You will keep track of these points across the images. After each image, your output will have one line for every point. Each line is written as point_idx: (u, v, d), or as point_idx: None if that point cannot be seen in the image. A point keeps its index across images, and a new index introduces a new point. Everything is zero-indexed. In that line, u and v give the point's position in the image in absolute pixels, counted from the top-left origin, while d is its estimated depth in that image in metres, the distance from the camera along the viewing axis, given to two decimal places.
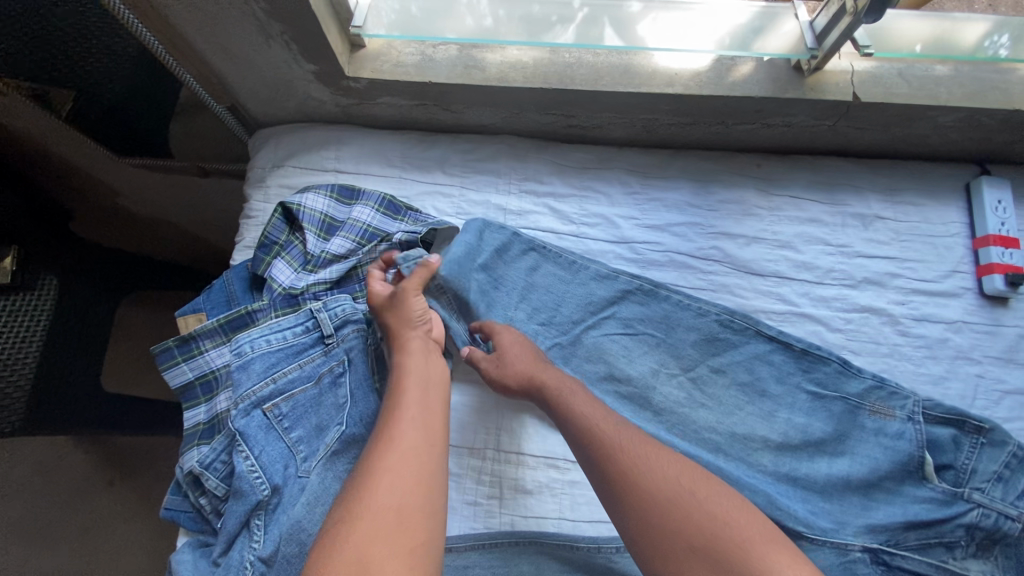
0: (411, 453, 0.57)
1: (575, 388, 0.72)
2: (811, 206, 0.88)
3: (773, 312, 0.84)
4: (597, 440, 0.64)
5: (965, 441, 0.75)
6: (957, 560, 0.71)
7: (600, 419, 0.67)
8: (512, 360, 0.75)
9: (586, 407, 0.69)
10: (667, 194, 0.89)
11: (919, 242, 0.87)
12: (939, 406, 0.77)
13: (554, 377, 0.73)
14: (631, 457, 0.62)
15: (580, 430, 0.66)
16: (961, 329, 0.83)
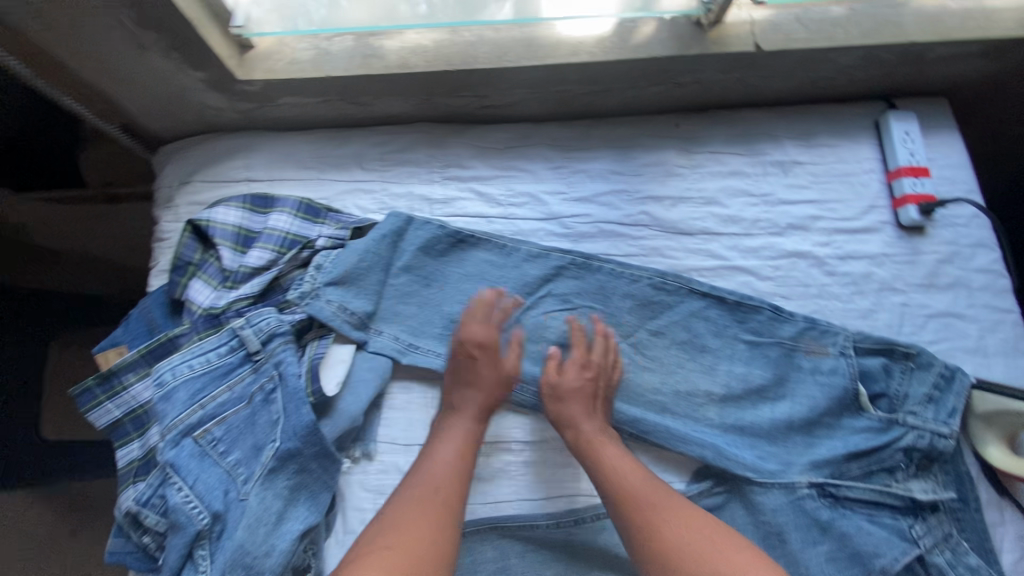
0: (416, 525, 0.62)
1: (608, 441, 0.73)
2: (732, 159, 0.90)
3: (705, 268, 0.85)
4: (624, 492, 0.68)
5: (896, 368, 0.78)
6: (899, 481, 0.75)
7: (632, 477, 0.69)
8: (566, 400, 0.75)
9: (617, 457, 0.71)
10: (590, 165, 0.89)
11: (836, 182, 0.89)
12: (867, 337, 0.80)
13: (589, 430, 0.73)
14: (659, 520, 0.65)
15: (608, 481, 0.69)
16: (883, 262, 0.86)
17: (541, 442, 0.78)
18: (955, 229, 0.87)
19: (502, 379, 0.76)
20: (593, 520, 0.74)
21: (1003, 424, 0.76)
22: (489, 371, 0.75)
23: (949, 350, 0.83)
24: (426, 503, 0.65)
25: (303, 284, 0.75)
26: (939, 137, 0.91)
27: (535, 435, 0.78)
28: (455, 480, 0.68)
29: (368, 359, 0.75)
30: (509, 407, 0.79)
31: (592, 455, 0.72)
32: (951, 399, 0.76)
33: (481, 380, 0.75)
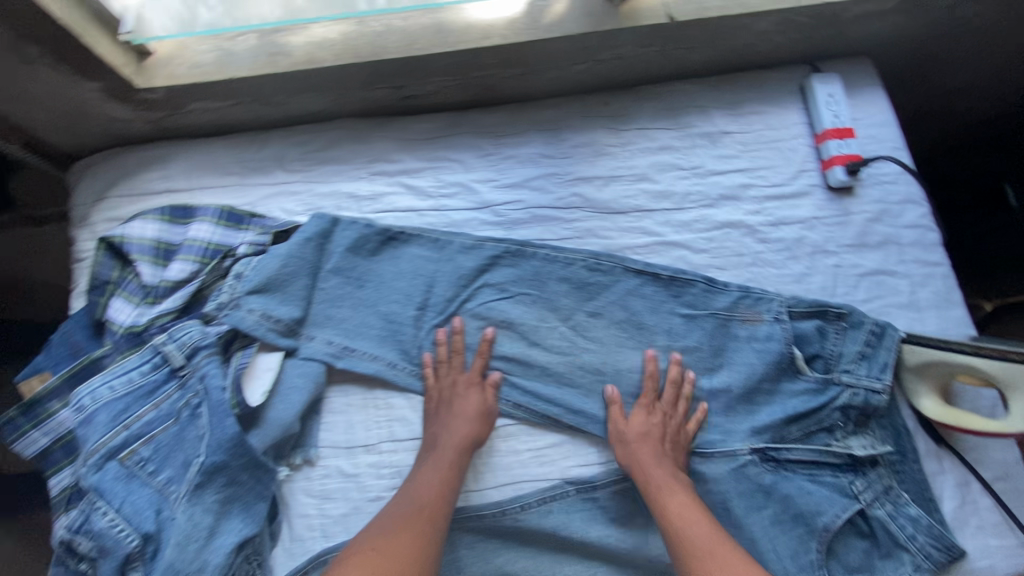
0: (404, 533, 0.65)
1: (674, 485, 0.71)
2: (660, 134, 0.90)
3: (639, 246, 0.85)
4: (687, 543, 0.66)
5: (830, 330, 0.79)
6: (838, 440, 0.77)
7: (697, 529, 0.67)
8: (632, 444, 0.75)
9: (686, 508, 0.69)
10: (519, 150, 0.88)
11: (765, 150, 0.90)
12: (800, 300, 0.81)
13: (655, 472, 0.72)
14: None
15: (673, 528, 0.68)
16: (814, 225, 0.86)
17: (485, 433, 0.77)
18: (883, 187, 0.88)
19: (481, 414, 0.75)
20: (540, 503, 0.75)
21: (936, 376, 0.77)
22: (466, 407, 0.75)
23: (882, 307, 0.84)
24: (406, 535, 0.65)
25: (223, 294, 0.74)
26: (865, 97, 0.92)
27: None
28: (442, 519, 0.68)
29: (298, 365, 0.74)
30: None
31: (659, 499, 0.70)
32: (883, 355, 0.77)
33: (457, 418, 0.74)
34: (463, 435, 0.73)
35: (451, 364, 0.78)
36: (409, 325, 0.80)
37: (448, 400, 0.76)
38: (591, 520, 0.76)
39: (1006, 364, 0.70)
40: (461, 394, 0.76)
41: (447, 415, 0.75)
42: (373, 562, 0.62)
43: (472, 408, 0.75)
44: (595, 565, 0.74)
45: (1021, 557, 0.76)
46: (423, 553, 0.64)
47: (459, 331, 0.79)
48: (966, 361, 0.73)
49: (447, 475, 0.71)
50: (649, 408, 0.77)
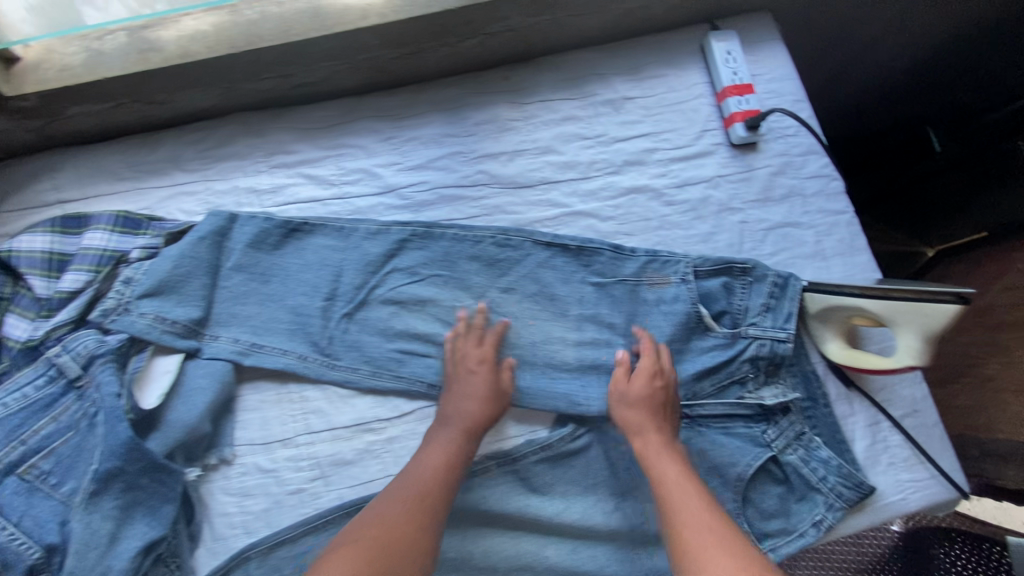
0: (395, 512, 0.65)
1: (670, 460, 0.71)
2: (563, 104, 0.89)
3: (547, 219, 0.85)
4: (678, 509, 0.67)
5: (736, 285, 0.80)
6: (750, 392, 0.78)
7: (687, 502, 0.67)
8: (630, 403, 0.75)
9: (680, 484, 0.69)
10: (421, 131, 0.87)
11: (668, 112, 0.90)
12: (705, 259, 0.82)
13: (650, 446, 0.73)
14: (713, 555, 0.61)
15: (668, 503, 0.68)
16: (718, 183, 0.87)
17: (403, 416, 0.78)
18: (785, 140, 0.89)
19: (487, 396, 0.75)
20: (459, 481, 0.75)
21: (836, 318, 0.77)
22: (473, 385, 0.75)
23: (790, 259, 0.85)
24: (396, 513, 0.65)
25: (110, 300, 0.73)
26: (764, 52, 0.92)
27: (395, 410, 0.78)
28: (437, 502, 0.67)
29: (202, 365, 0.74)
30: (365, 389, 0.78)
31: (655, 473, 0.71)
32: (786, 305, 0.78)
33: (464, 396, 0.75)
34: (466, 414, 0.74)
35: (471, 337, 0.79)
36: (318, 317, 0.79)
37: (461, 378, 0.76)
38: (514, 491, 0.76)
39: (894, 305, 0.68)
40: (471, 372, 0.76)
41: (456, 391, 0.75)
42: (361, 541, 0.62)
43: (485, 381, 0.76)
44: (519, 535, 0.75)
45: (930, 488, 0.79)
46: (410, 534, 0.64)
47: (485, 312, 0.80)
48: (860, 301, 0.72)
49: (443, 457, 0.71)
50: (655, 371, 0.76)
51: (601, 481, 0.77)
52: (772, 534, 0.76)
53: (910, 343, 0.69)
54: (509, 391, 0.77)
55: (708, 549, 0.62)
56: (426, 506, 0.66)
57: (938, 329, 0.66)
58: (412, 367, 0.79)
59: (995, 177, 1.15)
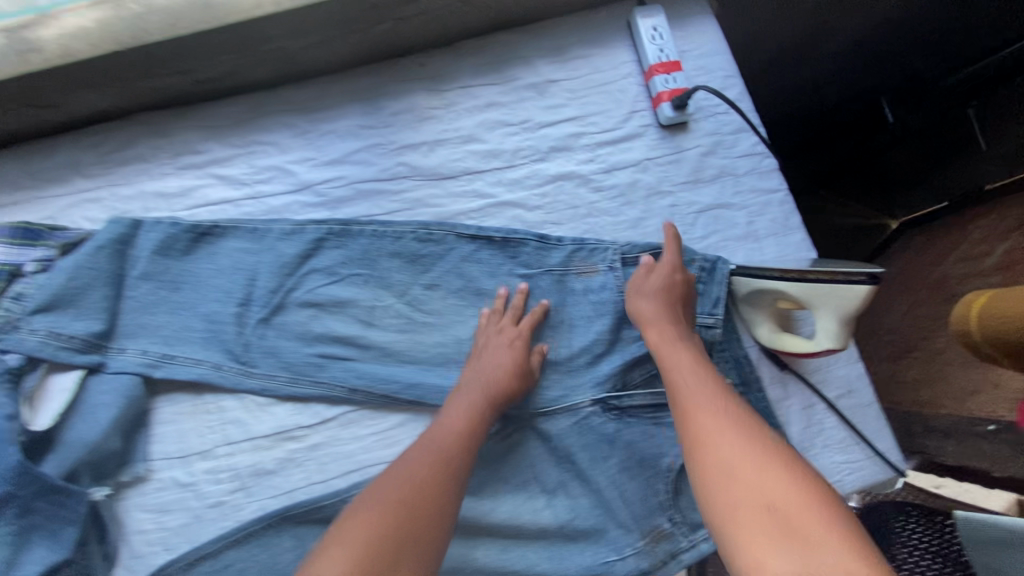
0: (414, 465, 0.63)
1: (681, 351, 0.67)
2: (484, 90, 0.86)
3: (471, 210, 0.82)
4: (684, 393, 0.62)
5: None
6: None
7: (699, 386, 0.62)
8: (648, 297, 0.73)
9: (693, 375, 0.63)
10: (336, 124, 0.83)
11: (595, 95, 0.87)
12: (633, 246, 0.80)
13: (658, 335, 0.70)
14: (728, 433, 0.55)
15: (681, 395, 0.62)
16: (646, 167, 0.85)
17: (325, 421, 0.75)
18: (716, 119, 0.86)
19: (518, 372, 0.73)
20: None
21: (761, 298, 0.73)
22: (505, 355, 0.73)
23: (721, 242, 0.83)
24: (424, 470, 0.62)
25: None
26: (692, 28, 0.89)
27: (317, 416, 0.76)
28: (458, 466, 0.65)
29: (107, 380, 0.71)
30: (284, 396, 0.76)
31: (670, 368, 0.66)
32: (715, 288, 0.76)
33: (494, 364, 0.73)
34: (495, 382, 0.72)
35: (506, 317, 0.77)
36: (232, 324, 0.76)
37: (490, 347, 0.75)
38: None
39: (806, 286, 0.63)
40: (507, 345, 0.74)
41: (487, 358, 0.74)
42: (381, 505, 0.58)
43: (516, 353, 0.74)
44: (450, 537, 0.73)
45: (865, 470, 0.78)
46: (443, 486, 0.62)
47: (525, 294, 0.79)
48: (776, 280, 0.66)
49: (466, 414, 0.69)
50: (676, 267, 0.74)
51: (532, 478, 0.76)
52: None
53: (825, 328, 0.63)
54: (536, 372, 0.76)
55: (721, 427, 0.56)
56: (448, 462, 0.64)
57: (851, 312, 0.60)
58: (332, 372, 0.76)
59: (957, 150, 1.25)
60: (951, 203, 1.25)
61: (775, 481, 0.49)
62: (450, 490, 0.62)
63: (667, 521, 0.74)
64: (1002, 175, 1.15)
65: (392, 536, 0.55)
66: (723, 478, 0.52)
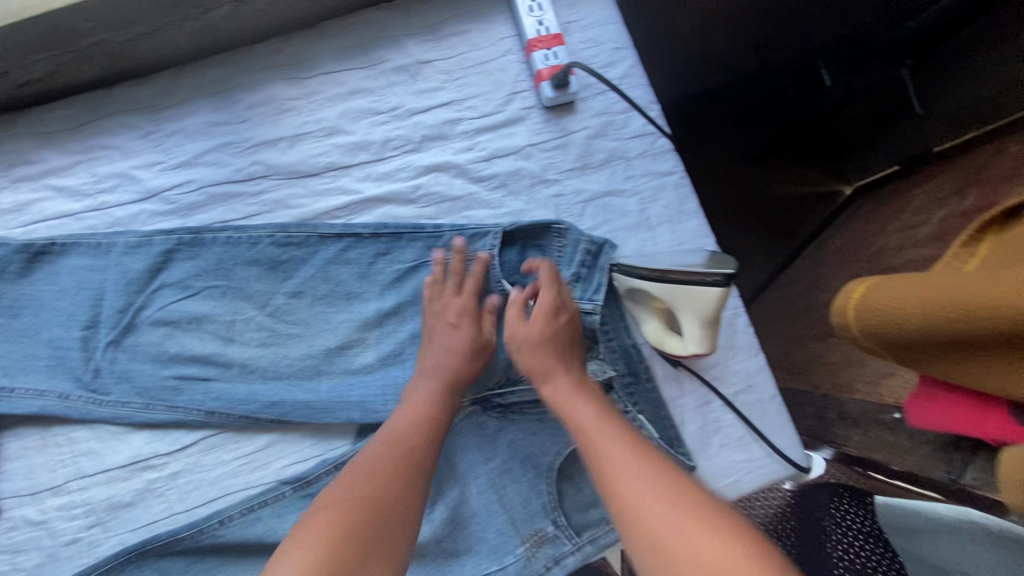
0: (376, 452, 0.58)
1: (587, 406, 0.60)
2: (349, 76, 0.78)
3: (336, 210, 0.75)
4: (597, 454, 0.53)
5: (552, 252, 0.73)
6: None
7: (610, 440, 0.54)
8: (532, 345, 0.65)
9: (613, 433, 0.55)
10: (185, 122, 0.76)
11: (472, 75, 0.79)
12: (521, 225, 0.73)
13: (562, 394, 0.62)
14: (653, 496, 0.47)
15: (599, 461, 0.53)
16: (530, 153, 0.78)
17: (186, 447, 0.71)
18: (606, 96, 0.79)
19: (468, 352, 0.69)
20: (244, 514, 0.68)
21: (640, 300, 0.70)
22: (450, 339, 0.69)
23: (611, 232, 0.77)
24: (387, 452, 0.58)
25: None
26: None
27: (177, 442, 0.71)
28: (425, 447, 0.60)
29: None
30: (140, 423, 0.71)
31: (581, 430, 0.57)
32: (597, 275, 0.71)
33: (449, 344, 0.69)
34: (442, 366, 0.67)
35: (449, 285, 0.71)
36: (78, 350, 0.70)
37: (434, 333, 0.70)
38: None
39: (670, 286, 0.59)
40: (452, 327, 0.69)
41: (432, 345, 0.69)
42: (345, 491, 0.53)
43: (467, 324, 0.70)
44: None
45: (763, 468, 0.74)
46: (411, 463, 0.57)
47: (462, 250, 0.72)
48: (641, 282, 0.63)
49: (428, 396, 0.65)
50: (557, 305, 0.66)
51: None
52: (591, 525, 0.71)
53: (694, 330, 0.61)
54: (494, 342, 0.72)
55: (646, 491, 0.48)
56: (416, 440, 0.60)
57: (712, 312, 0.58)
58: (189, 395, 0.70)
59: (901, 113, 1.19)
60: (902, 167, 1.19)
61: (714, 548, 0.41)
62: (419, 468, 0.57)
63: (551, 525, 0.70)
64: (952, 132, 1.13)
65: (360, 519, 0.49)
66: (656, 549, 0.44)
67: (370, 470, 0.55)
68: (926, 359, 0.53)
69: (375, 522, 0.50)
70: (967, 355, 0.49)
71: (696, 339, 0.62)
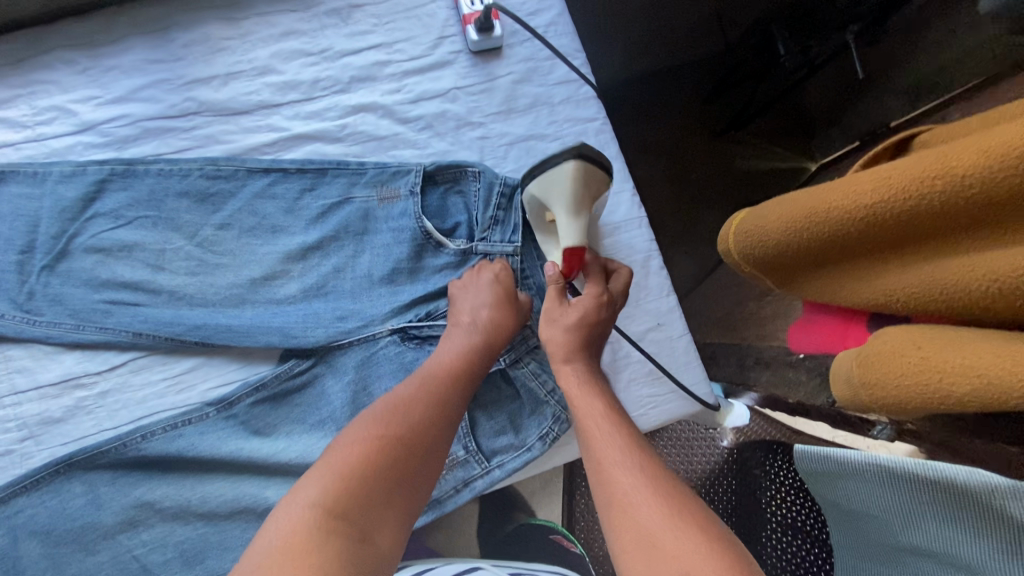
0: (403, 401, 0.59)
1: (593, 396, 0.57)
2: (282, 17, 0.81)
3: (266, 145, 0.78)
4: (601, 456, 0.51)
5: (470, 194, 0.76)
6: None
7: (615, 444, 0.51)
8: (563, 327, 0.62)
9: (610, 426, 0.53)
10: (121, 58, 0.79)
11: (402, 20, 0.81)
12: (439, 166, 0.76)
13: (574, 384, 0.59)
14: (643, 493, 0.46)
15: (592, 454, 0.52)
16: (455, 97, 0.80)
17: (116, 367, 0.74)
18: (531, 43, 0.82)
19: (507, 319, 0.68)
20: (166, 430, 0.72)
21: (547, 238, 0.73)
22: (491, 292, 0.69)
23: None
24: (417, 409, 0.58)
25: None
26: None
27: (107, 362, 0.75)
28: (451, 401, 0.61)
29: None
30: (71, 344, 0.74)
31: (581, 419, 0.56)
32: (514, 217, 0.75)
33: (481, 304, 0.68)
34: (487, 322, 0.67)
35: (489, 266, 0.72)
36: (12, 272, 0.73)
37: (471, 289, 0.70)
38: (229, 436, 0.73)
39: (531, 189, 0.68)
40: (492, 280, 0.70)
41: (469, 301, 0.69)
42: (366, 435, 0.55)
43: (502, 293, 0.69)
44: (240, 478, 0.73)
45: (671, 402, 0.77)
46: (432, 418, 0.58)
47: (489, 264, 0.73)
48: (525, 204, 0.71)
49: (464, 350, 0.65)
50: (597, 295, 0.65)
51: (328, 415, 0.74)
52: (501, 450, 0.75)
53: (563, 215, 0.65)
54: (526, 313, 0.71)
55: (637, 490, 0.47)
56: (443, 394, 0.61)
57: (566, 192, 0.64)
58: (118, 317, 0.73)
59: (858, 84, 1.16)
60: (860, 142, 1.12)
61: (699, 556, 0.41)
62: (438, 425, 0.58)
63: (462, 449, 0.74)
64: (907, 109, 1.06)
65: (376, 468, 0.52)
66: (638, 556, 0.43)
67: (398, 420, 0.56)
68: (802, 278, 0.54)
69: (386, 471, 0.53)
70: (875, 258, 0.47)
71: (568, 231, 0.66)
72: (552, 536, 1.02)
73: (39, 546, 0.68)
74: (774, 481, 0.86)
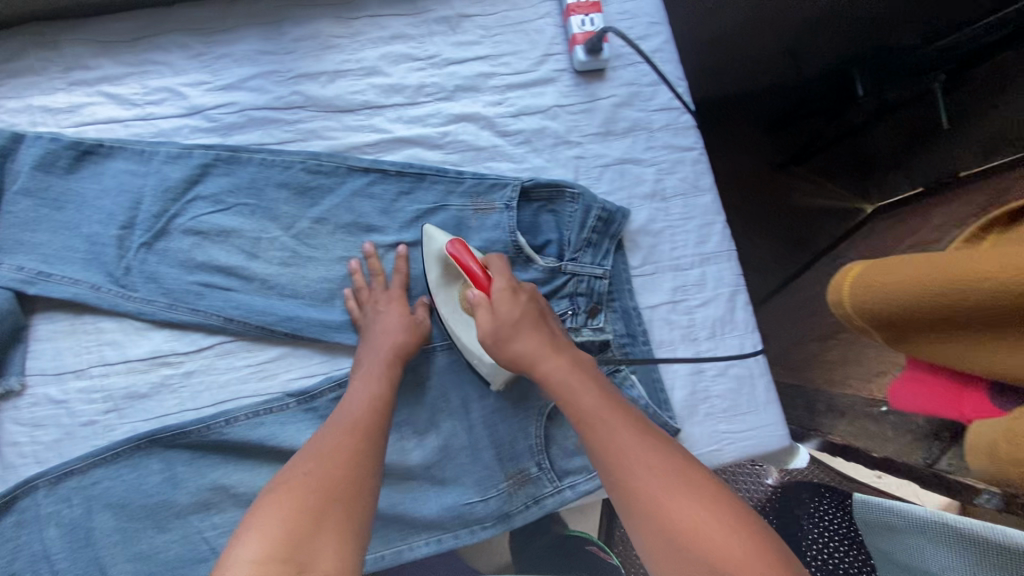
0: (338, 435, 0.58)
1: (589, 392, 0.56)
2: (393, 21, 0.82)
3: (367, 145, 0.79)
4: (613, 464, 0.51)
5: (564, 211, 0.76)
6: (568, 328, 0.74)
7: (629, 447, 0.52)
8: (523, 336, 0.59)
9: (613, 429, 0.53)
10: (235, 47, 0.80)
11: (510, 33, 0.82)
12: (534, 182, 0.76)
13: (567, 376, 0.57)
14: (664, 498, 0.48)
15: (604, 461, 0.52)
16: (556, 114, 0.81)
17: (201, 350, 0.76)
18: (636, 67, 0.82)
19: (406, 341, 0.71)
20: (247, 417, 0.73)
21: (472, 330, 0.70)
22: (392, 318, 0.72)
23: (627, 198, 0.79)
24: (338, 442, 0.57)
25: None
26: None
27: (194, 344, 0.76)
28: (377, 432, 0.60)
29: None
30: (161, 322, 0.75)
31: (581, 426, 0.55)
32: (606, 242, 0.76)
33: (382, 329, 0.71)
34: (389, 343, 0.70)
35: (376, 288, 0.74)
36: (112, 247, 0.74)
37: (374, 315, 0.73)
38: (306, 428, 0.74)
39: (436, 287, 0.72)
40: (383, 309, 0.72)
41: (371, 331, 0.71)
42: (296, 479, 0.52)
43: (399, 319, 0.72)
44: None
45: (746, 441, 0.76)
46: (360, 443, 0.57)
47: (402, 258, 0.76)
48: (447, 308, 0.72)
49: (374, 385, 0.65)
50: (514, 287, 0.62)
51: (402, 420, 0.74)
52: (574, 472, 0.74)
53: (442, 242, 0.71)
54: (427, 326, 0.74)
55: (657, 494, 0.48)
56: (364, 420, 0.60)
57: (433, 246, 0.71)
58: (210, 300, 0.74)
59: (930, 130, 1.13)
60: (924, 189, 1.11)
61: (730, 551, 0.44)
62: (366, 445, 0.58)
63: (535, 466, 0.74)
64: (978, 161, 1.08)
65: (306, 500, 0.50)
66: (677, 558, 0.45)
67: (328, 455, 0.55)
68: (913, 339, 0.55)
69: (318, 506, 0.50)
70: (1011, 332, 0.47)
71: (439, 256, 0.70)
72: (591, 548, 1.01)
73: (114, 518, 0.69)
74: (816, 525, 0.84)
